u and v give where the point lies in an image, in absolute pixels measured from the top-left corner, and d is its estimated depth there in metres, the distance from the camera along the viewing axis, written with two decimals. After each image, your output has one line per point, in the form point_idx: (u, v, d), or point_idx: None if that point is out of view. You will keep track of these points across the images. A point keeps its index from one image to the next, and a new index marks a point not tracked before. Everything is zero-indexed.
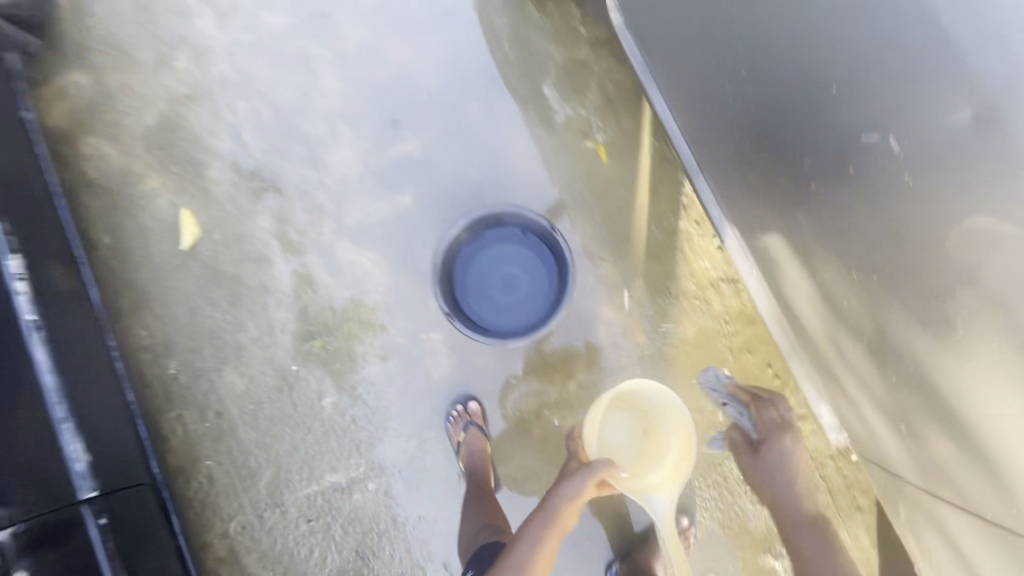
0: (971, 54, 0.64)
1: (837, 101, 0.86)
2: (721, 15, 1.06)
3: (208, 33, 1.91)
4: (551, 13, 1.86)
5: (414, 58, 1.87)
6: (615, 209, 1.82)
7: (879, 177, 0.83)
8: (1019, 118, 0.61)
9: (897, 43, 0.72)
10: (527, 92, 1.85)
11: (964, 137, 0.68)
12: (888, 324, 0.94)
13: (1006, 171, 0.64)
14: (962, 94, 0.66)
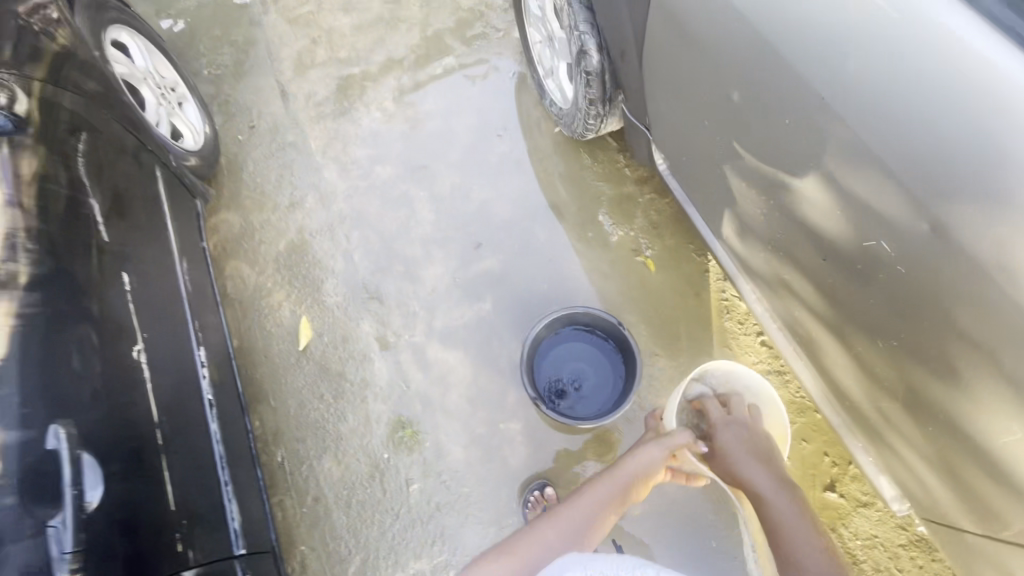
0: (914, 186, 0.85)
1: (818, 215, 1.07)
2: (716, 154, 1.33)
3: (331, 181, 2.45)
4: (602, 159, 2.35)
5: (492, 196, 2.35)
6: (667, 312, 2.10)
7: (871, 274, 1.01)
8: (969, 234, 0.81)
9: (853, 178, 0.94)
10: (585, 219, 2.27)
11: (931, 244, 0.87)
12: (915, 402, 1.05)
13: (977, 269, 0.82)
14: (918, 214, 0.86)
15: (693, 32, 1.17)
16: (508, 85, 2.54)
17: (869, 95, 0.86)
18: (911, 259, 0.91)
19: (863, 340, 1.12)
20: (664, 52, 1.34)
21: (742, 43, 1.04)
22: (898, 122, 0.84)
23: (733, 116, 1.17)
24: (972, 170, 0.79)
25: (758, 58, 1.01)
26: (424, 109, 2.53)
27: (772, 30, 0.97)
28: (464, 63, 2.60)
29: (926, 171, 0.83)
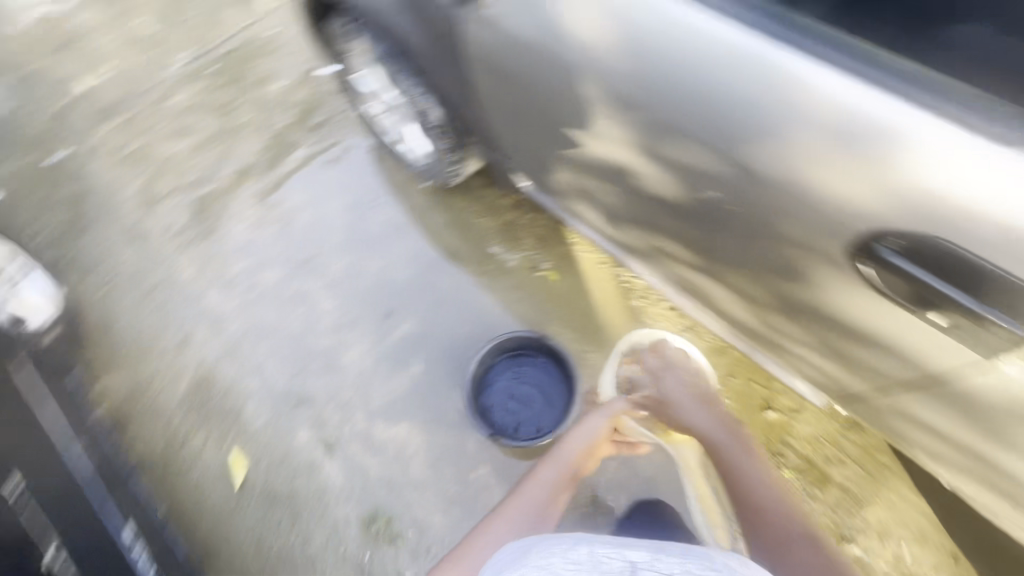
0: (713, 132, 0.99)
1: (656, 179, 1.22)
2: (562, 154, 1.46)
3: (217, 304, 2.34)
4: (475, 198, 2.49)
5: (386, 264, 2.38)
6: (581, 312, 2.25)
7: (713, 215, 1.16)
8: (763, 159, 0.95)
9: (667, 139, 1.08)
10: (479, 256, 2.38)
11: (741, 176, 1.01)
12: (792, 305, 1.20)
13: (779, 185, 0.96)
14: (723, 155, 1.01)
15: (507, 69, 1.33)
16: (366, 158, 2.61)
17: (651, 80, 1.02)
18: (740, 198, 1.06)
19: (734, 270, 1.28)
20: (486, 81, 1.45)
21: (549, 67, 1.20)
22: (680, 94, 0.99)
23: (566, 127, 1.32)
24: (741, 110, 0.94)
25: (562, 61, 1.14)
26: (291, 205, 2.53)
27: (566, 51, 1.14)
28: (316, 151, 2.64)
29: (716, 126, 0.97)
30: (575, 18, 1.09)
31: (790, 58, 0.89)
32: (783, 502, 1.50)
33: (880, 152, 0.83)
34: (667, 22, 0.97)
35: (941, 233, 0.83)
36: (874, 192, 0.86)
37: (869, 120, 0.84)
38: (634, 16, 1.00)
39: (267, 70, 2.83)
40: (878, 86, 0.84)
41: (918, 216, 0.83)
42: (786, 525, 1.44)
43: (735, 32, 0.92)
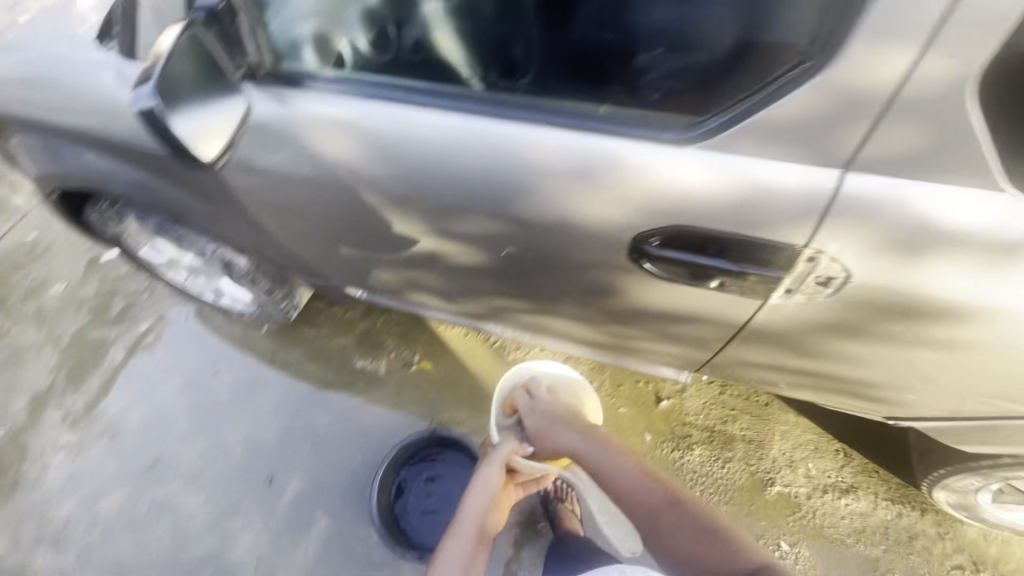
0: (486, 199, 1.09)
1: (465, 253, 1.29)
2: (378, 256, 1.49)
3: (54, 566, 1.92)
4: (323, 321, 2.39)
5: (249, 427, 2.15)
6: (467, 388, 2.23)
7: (524, 266, 1.25)
8: (534, 207, 1.06)
9: (453, 215, 1.15)
10: (347, 376, 2.27)
11: (524, 227, 1.12)
12: (621, 314, 1.32)
13: (558, 222, 1.08)
14: (502, 214, 1.10)
15: (292, 202, 1.35)
16: (189, 326, 2.38)
17: (417, 176, 1.11)
18: (534, 245, 1.16)
19: (564, 304, 1.38)
20: (276, 214, 1.44)
21: (329, 190, 1.25)
22: (444, 182, 1.09)
23: (371, 232, 1.37)
24: (498, 175, 1.04)
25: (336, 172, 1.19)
26: (115, 411, 2.19)
27: (336, 174, 1.20)
28: (127, 340, 2.35)
29: (483, 197, 1.08)
30: (329, 145, 1.15)
31: (511, 127, 1.00)
32: (691, 511, 1.08)
33: (607, 177, 0.97)
34: (406, 128, 1.07)
35: (680, 222, 0.97)
36: (619, 208, 1.00)
37: (588, 155, 0.97)
38: (378, 130, 1.09)
39: (39, 277, 2.49)
40: (586, 126, 0.97)
41: (658, 215, 0.98)
42: (693, 547, 1.02)
43: (461, 120, 1.03)
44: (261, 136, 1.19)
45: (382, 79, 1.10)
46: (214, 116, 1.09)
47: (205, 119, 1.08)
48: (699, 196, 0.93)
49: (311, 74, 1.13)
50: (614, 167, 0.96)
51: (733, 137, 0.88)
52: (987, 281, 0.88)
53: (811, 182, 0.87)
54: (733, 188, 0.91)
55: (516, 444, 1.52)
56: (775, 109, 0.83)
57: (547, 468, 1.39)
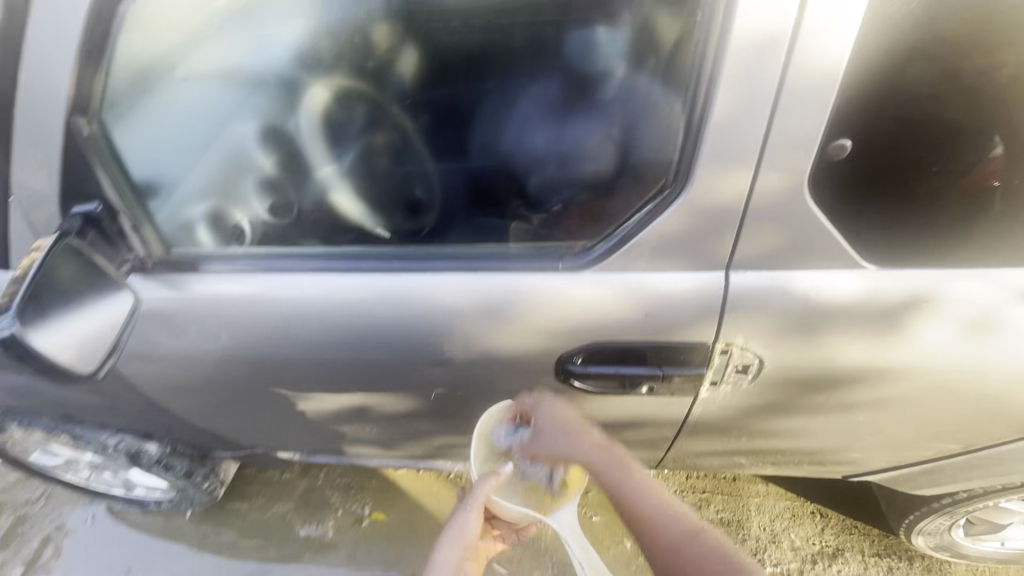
0: (400, 346, 1.08)
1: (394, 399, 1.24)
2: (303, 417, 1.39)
3: None
4: (256, 491, 2.15)
5: None
6: (429, 533, 2.02)
7: (455, 402, 1.22)
8: (450, 347, 1.06)
9: (370, 367, 1.13)
10: (289, 550, 2.00)
11: (445, 367, 1.10)
12: None
13: (477, 358, 1.07)
14: (420, 358, 1.09)
15: (202, 378, 1.27)
16: (94, 533, 2.05)
17: (331, 335, 1.10)
18: (459, 382, 1.14)
19: None
20: (183, 394, 1.33)
21: (242, 363, 1.20)
22: (360, 338, 1.09)
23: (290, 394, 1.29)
24: (409, 322, 1.04)
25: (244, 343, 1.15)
26: None
27: (247, 346, 1.16)
28: (14, 568, 1.98)
29: (400, 345, 1.09)
30: (234, 320, 1.12)
31: (414, 279, 1.03)
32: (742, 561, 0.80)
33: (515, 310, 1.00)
34: (311, 294, 1.07)
35: (595, 339, 1.00)
36: (535, 336, 1.01)
37: (493, 294, 1.00)
38: (281, 300, 1.08)
39: None
40: (489, 266, 1.00)
41: (573, 337, 1.00)
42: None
43: (366, 278, 1.05)
44: (157, 325, 1.14)
45: (281, 252, 1.10)
46: (92, 320, 1.02)
47: (76, 325, 0.99)
48: (607, 313, 0.96)
49: (207, 256, 1.12)
50: (520, 301, 0.99)
51: (624, 257, 0.93)
52: (879, 344, 0.94)
53: (704, 285, 0.92)
54: (636, 301, 0.95)
55: (495, 473, 0.99)
56: (655, 229, 0.89)
57: (533, 512, 0.95)
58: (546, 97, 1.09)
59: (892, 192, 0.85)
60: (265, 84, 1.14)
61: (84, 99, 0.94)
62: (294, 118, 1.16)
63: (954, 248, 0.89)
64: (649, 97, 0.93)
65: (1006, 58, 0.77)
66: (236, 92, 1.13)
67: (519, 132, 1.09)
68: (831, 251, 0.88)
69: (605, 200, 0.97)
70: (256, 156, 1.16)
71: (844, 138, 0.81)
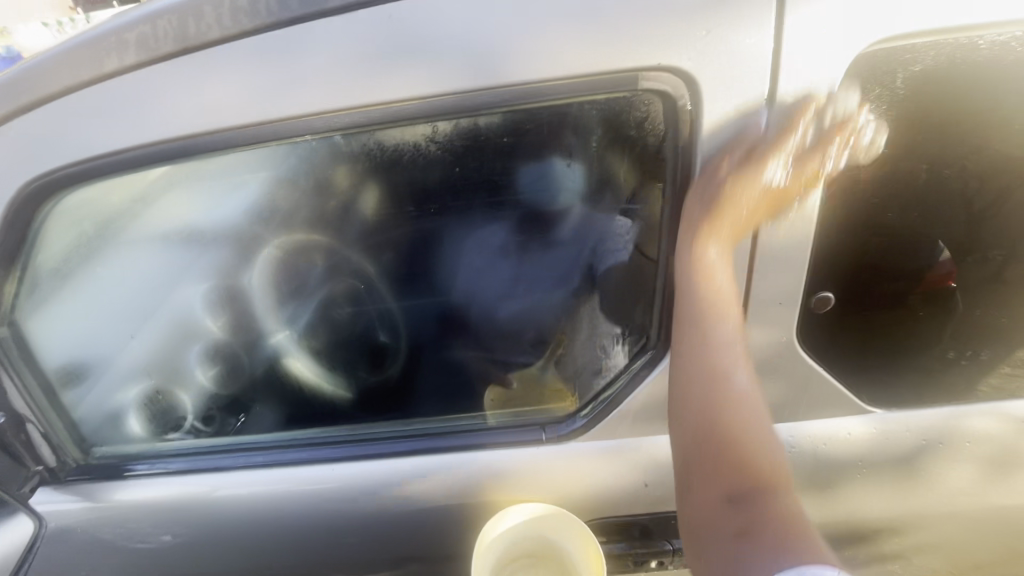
0: (374, 521, 0.99)
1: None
2: None
3: None
4: None
5: None
6: None
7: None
8: (426, 516, 0.98)
9: (344, 545, 1.02)
10: None
11: (423, 536, 1.01)
12: None
13: (458, 524, 0.99)
14: (395, 528, 1.00)
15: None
16: None
17: (296, 533, 1.01)
18: (439, 549, 1.03)
19: None
20: None
21: (176, 567, 1.05)
22: (326, 532, 1.00)
23: None
24: (380, 496, 0.97)
25: (184, 541, 1.01)
26: None
27: (191, 550, 1.03)
28: None
29: (378, 535, 1.01)
30: (171, 525, 1.00)
31: (385, 465, 0.97)
32: (766, 434, 0.70)
33: (502, 490, 0.95)
34: (274, 495, 0.98)
35: (600, 513, 0.95)
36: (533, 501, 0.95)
37: (472, 478, 0.95)
38: (237, 501, 0.99)
39: None
40: (468, 445, 0.96)
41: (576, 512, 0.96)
42: (724, 476, 0.68)
43: (332, 470, 0.98)
44: (73, 544, 1.00)
45: (227, 441, 1.03)
46: None
47: None
48: (611, 483, 0.93)
49: (135, 456, 1.01)
50: (507, 480, 0.94)
51: (610, 426, 0.91)
52: (897, 493, 0.89)
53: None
54: (636, 470, 0.93)
55: None
56: (636, 399, 0.89)
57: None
58: (491, 245, 0.95)
59: (863, 323, 0.82)
60: (207, 246, 1.03)
61: None
62: (248, 273, 1.05)
63: (947, 389, 0.85)
64: (623, 235, 0.89)
65: (922, 165, 0.74)
66: (179, 256, 1.03)
67: (479, 277, 0.97)
68: (831, 401, 0.85)
69: (575, 346, 0.98)
70: (207, 323, 1.08)
71: (827, 289, 0.80)
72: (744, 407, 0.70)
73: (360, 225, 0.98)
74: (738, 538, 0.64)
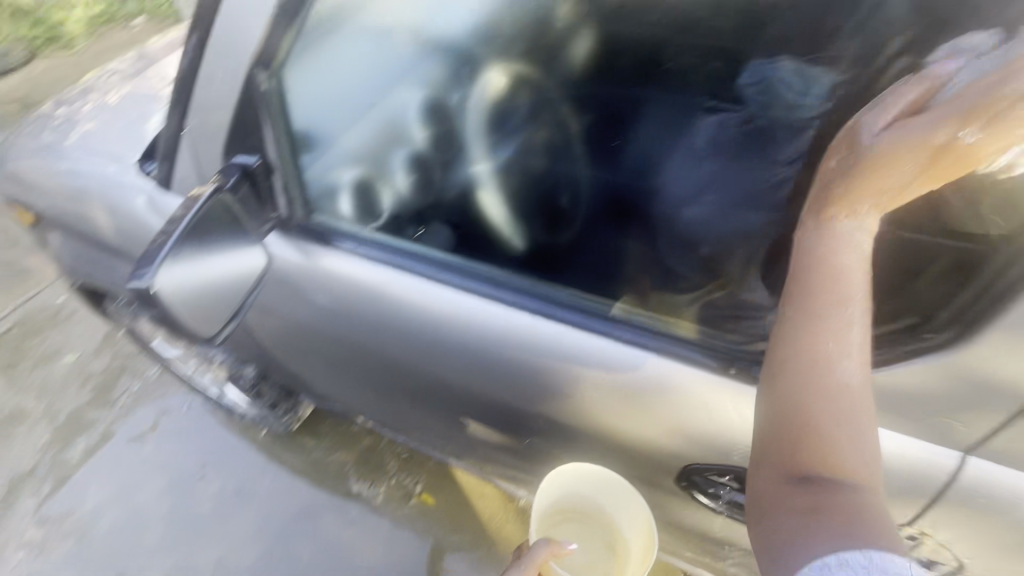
0: (523, 371, 1.02)
1: (497, 415, 1.17)
2: (394, 398, 1.37)
3: None
4: (326, 431, 2.25)
5: (225, 551, 1.95)
6: (472, 528, 2.02)
7: (557, 439, 1.12)
8: (571, 388, 0.99)
9: (487, 379, 1.08)
10: (339, 495, 2.09)
11: (561, 403, 1.03)
12: (668, 514, 1.13)
13: (597, 409, 0.99)
14: (538, 386, 1.02)
15: (312, 341, 1.30)
16: (188, 419, 2.29)
17: (447, 353, 1.09)
18: (567, 420, 1.06)
19: None
20: (293, 347, 1.37)
21: (350, 336, 1.21)
22: (472, 364, 1.07)
23: (389, 374, 1.26)
24: (536, 352, 0.99)
25: (361, 319, 1.15)
26: (87, 509, 2.05)
27: (362, 327, 1.16)
28: (123, 427, 2.27)
29: (515, 387, 1.05)
30: (355, 300, 1.12)
31: (551, 329, 0.97)
32: (862, 416, 0.63)
33: (656, 399, 0.91)
34: (444, 310, 1.05)
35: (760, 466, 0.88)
36: (685, 422, 0.90)
37: (633, 377, 0.91)
38: (411, 304, 1.07)
39: (55, 343, 2.56)
40: (644, 345, 0.91)
41: (722, 457, 0.89)
42: (803, 457, 0.62)
43: (502, 311, 1.00)
44: (280, 285, 1.18)
45: (415, 248, 1.10)
46: (108, 226, 1.38)
47: (108, 225, 1.38)
48: None
49: (344, 233, 1.11)
50: (666, 393, 0.89)
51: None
52: None
53: (913, 456, 0.80)
54: None
55: (552, 540, 0.96)
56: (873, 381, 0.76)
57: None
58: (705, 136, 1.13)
59: None
60: (435, 49, 1.19)
61: (269, 55, 0.92)
62: (458, 92, 1.25)
63: None
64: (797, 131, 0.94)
65: None
66: (410, 57, 1.17)
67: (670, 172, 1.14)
68: None
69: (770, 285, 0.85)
70: (414, 128, 1.20)
71: None
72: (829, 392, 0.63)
73: (565, 67, 1.29)
74: (812, 513, 0.58)
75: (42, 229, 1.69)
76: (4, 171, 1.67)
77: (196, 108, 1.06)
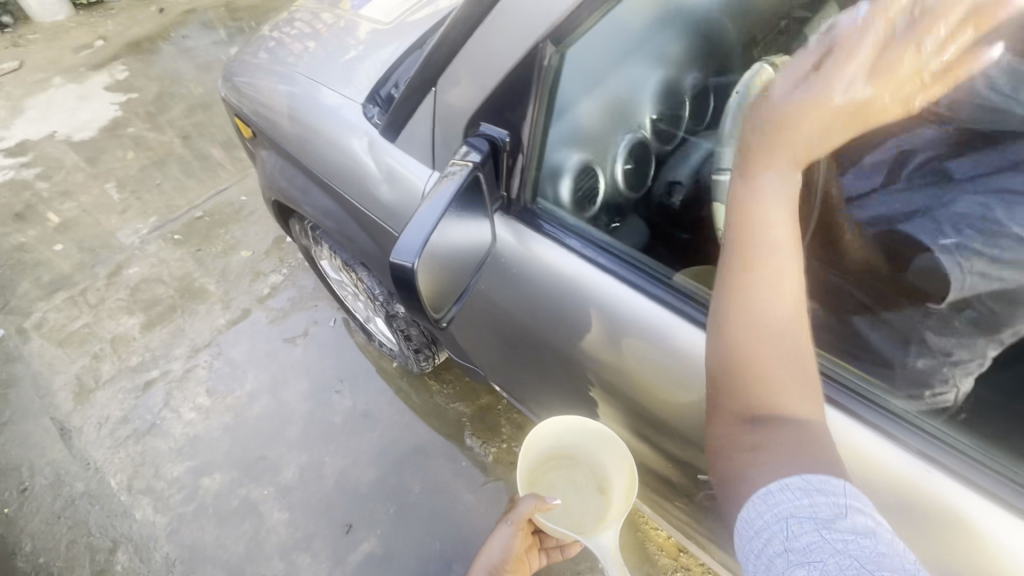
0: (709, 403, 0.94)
1: (660, 432, 1.12)
2: (547, 385, 1.38)
3: (148, 521, 2.04)
4: (450, 380, 2.35)
5: (346, 465, 2.13)
6: None
7: None
8: None
9: (661, 400, 1.02)
10: (451, 444, 2.17)
11: None
12: None
13: None
14: None
15: (504, 329, 1.27)
16: (332, 335, 2.49)
17: (653, 380, 1.01)
18: None
19: None
20: (470, 323, 1.42)
21: (522, 321, 1.20)
22: (676, 399, 0.99)
23: (552, 367, 1.25)
24: None
25: (538, 313, 1.14)
26: (245, 392, 2.33)
27: (539, 315, 1.14)
28: (280, 328, 2.52)
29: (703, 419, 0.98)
30: (546, 290, 1.09)
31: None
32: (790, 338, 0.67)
33: (921, 522, 0.82)
34: (656, 327, 0.97)
35: None
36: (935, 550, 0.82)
37: (897, 487, 0.83)
38: (599, 302, 1.02)
39: (235, 238, 2.88)
40: (889, 433, 0.85)
41: None
42: (740, 408, 0.68)
43: None
44: (491, 270, 1.17)
45: (623, 249, 1.03)
46: (311, 150, 1.46)
47: (312, 148, 1.45)
48: None
49: (556, 217, 1.07)
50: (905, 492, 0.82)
51: None
52: None
53: None
54: None
55: (539, 496, 1.17)
56: None
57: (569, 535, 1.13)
58: None
59: None
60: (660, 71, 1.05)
61: (566, 32, 0.92)
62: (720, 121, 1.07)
63: None
64: None
65: None
66: (653, 28, 1.01)
67: None
68: None
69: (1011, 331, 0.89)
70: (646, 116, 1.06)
71: None
72: (777, 280, 0.67)
73: None
74: (758, 452, 0.64)
75: (255, 143, 1.82)
76: (231, 83, 1.81)
77: (455, 67, 1.09)
